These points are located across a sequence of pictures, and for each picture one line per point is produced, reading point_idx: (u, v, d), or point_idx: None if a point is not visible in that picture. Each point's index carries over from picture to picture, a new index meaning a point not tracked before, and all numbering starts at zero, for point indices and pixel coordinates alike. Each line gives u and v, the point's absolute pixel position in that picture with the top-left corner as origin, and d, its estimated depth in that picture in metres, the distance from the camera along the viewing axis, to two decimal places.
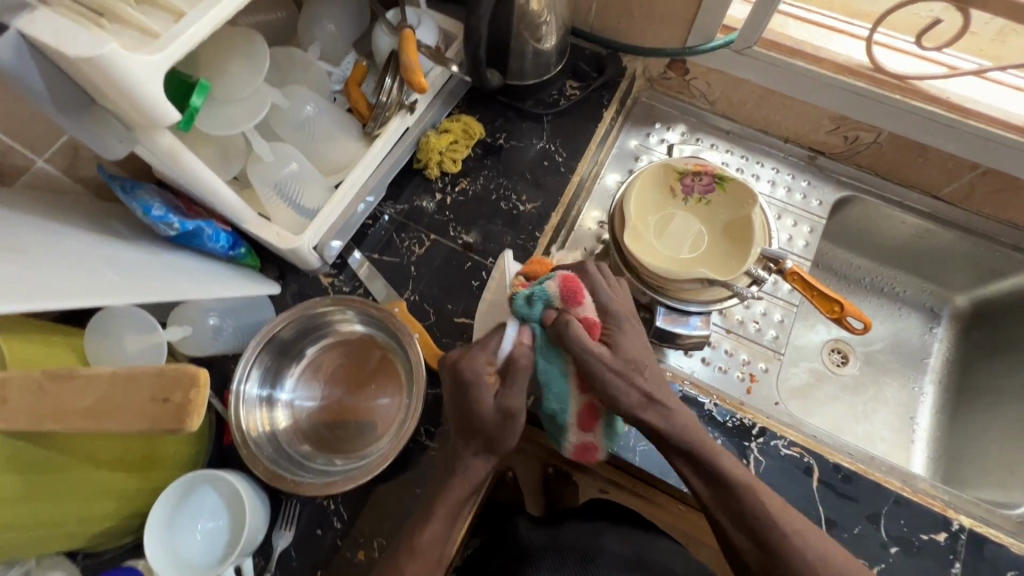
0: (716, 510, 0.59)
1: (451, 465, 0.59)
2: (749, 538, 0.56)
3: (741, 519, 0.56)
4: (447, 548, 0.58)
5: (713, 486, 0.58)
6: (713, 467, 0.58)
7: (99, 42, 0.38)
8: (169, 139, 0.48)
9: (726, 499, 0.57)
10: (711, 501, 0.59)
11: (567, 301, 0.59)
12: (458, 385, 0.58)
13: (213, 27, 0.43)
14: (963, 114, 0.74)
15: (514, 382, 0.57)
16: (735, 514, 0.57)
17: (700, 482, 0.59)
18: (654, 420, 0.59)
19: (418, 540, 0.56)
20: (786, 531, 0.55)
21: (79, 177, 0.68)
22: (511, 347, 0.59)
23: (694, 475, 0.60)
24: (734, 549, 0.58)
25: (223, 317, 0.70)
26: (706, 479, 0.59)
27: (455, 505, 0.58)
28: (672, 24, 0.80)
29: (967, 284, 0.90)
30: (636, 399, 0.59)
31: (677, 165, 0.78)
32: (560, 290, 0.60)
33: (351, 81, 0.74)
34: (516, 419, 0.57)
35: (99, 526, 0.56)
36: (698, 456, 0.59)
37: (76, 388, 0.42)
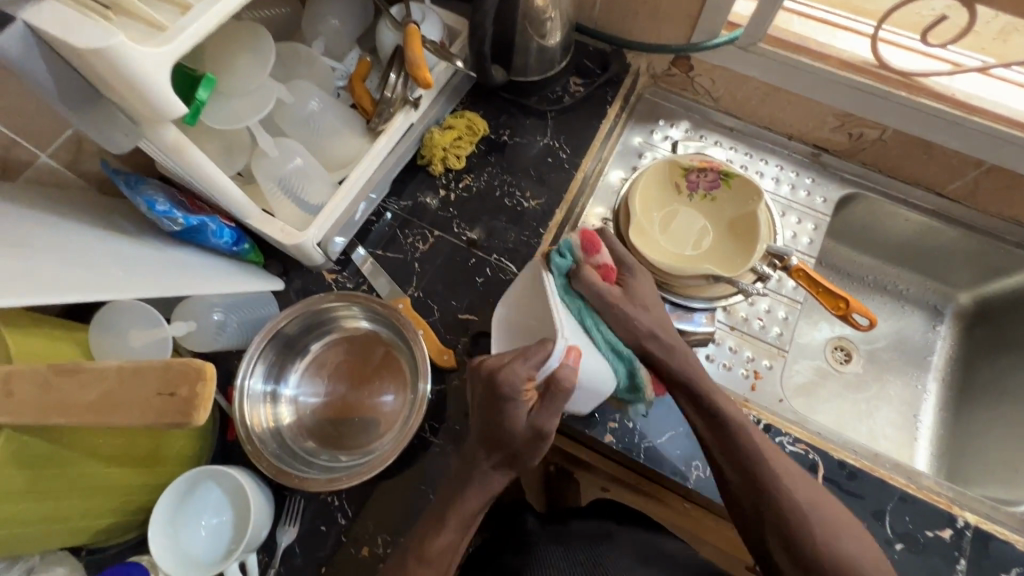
0: (713, 449, 0.59)
1: (469, 476, 0.58)
2: (742, 477, 0.57)
3: (735, 457, 0.57)
4: (456, 558, 0.57)
5: (713, 426, 0.59)
6: (712, 404, 0.59)
7: (106, 34, 0.37)
8: (173, 133, 0.48)
9: (723, 437, 0.58)
10: (709, 439, 0.59)
11: (587, 250, 0.61)
12: (492, 397, 0.54)
13: (220, 19, 0.43)
14: (968, 110, 0.74)
15: (553, 406, 0.55)
16: (730, 453, 0.58)
17: (699, 418, 0.60)
18: (659, 354, 0.61)
19: (427, 550, 0.56)
20: (777, 472, 0.55)
21: (82, 173, 0.67)
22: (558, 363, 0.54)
23: (693, 414, 0.61)
24: (728, 490, 0.58)
25: (227, 313, 0.70)
26: (706, 418, 0.60)
27: (467, 516, 0.57)
28: (677, 20, 0.80)
29: (970, 282, 0.90)
30: (644, 333, 0.60)
31: (683, 162, 0.78)
32: (581, 242, 0.61)
33: (356, 77, 0.73)
34: (544, 440, 0.56)
35: (103, 522, 0.56)
36: (698, 394, 0.60)
37: (83, 383, 0.41)
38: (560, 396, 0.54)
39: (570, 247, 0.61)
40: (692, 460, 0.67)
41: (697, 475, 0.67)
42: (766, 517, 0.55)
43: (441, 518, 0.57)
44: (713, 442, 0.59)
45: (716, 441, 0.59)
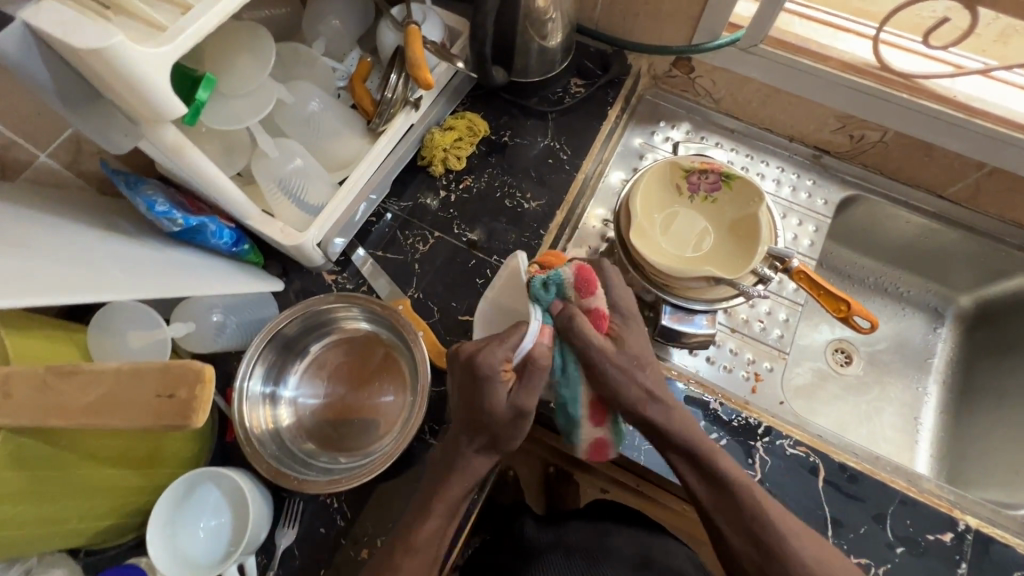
0: (714, 512, 0.60)
1: (452, 458, 0.59)
2: (747, 542, 0.58)
3: (741, 522, 0.58)
4: (442, 547, 0.58)
5: (714, 489, 0.60)
6: (715, 468, 0.59)
7: (106, 33, 0.37)
8: (173, 133, 0.48)
9: (725, 501, 0.59)
10: (709, 503, 0.60)
11: (579, 291, 0.60)
12: (471, 379, 0.57)
13: (220, 19, 0.43)
14: (969, 113, 0.74)
15: (531, 384, 0.57)
16: (733, 515, 0.58)
17: (701, 483, 0.60)
18: (656, 415, 0.60)
19: (413, 540, 0.57)
20: (782, 531, 0.56)
21: (81, 173, 0.67)
22: (532, 342, 0.58)
23: (693, 479, 0.61)
24: (730, 550, 0.59)
25: (227, 314, 0.70)
26: (706, 482, 0.60)
27: (453, 502, 0.58)
28: (678, 22, 0.80)
29: (971, 284, 0.90)
30: (639, 395, 0.60)
31: (684, 163, 0.78)
32: (574, 280, 0.60)
33: (356, 77, 0.73)
34: (525, 419, 0.58)
35: (101, 524, 0.56)
36: (697, 457, 0.60)
37: (81, 384, 0.41)
38: (536, 378, 0.57)
39: (563, 282, 0.60)
40: None
41: None
42: None
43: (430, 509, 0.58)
44: (714, 506, 0.59)
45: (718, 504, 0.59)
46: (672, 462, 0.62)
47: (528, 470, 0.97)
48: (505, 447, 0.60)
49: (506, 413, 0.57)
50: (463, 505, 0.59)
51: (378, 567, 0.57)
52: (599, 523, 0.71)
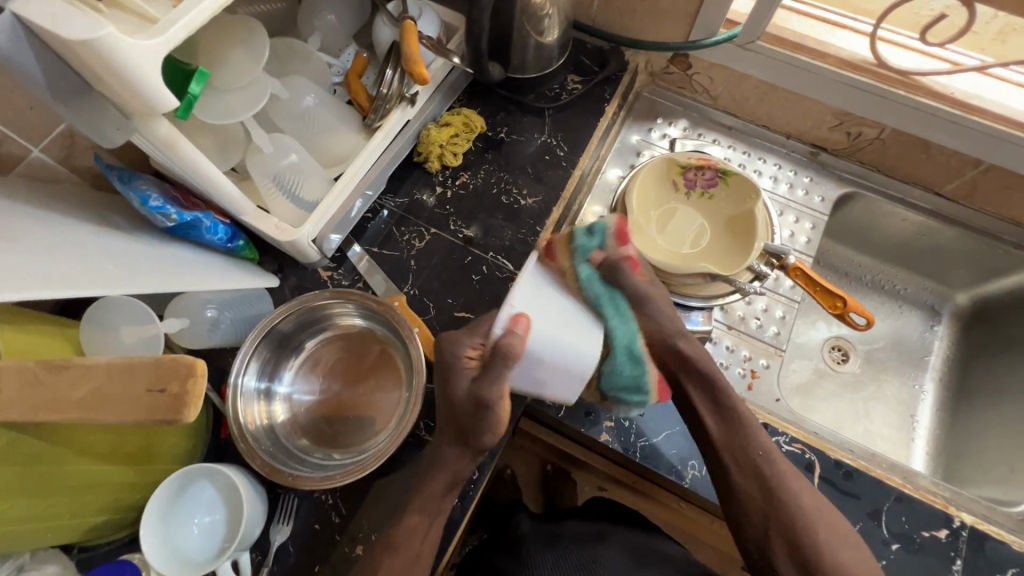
0: (722, 450, 0.62)
1: (435, 459, 0.60)
2: (752, 482, 0.60)
3: (750, 459, 0.61)
4: (428, 543, 0.58)
5: (725, 423, 0.62)
6: (729, 404, 0.63)
7: (95, 24, 0.37)
8: (166, 127, 0.47)
9: (735, 437, 0.62)
10: (720, 440, 0.62)
11: (619, 238, 0.59)
12: (443, 372, 0.58)
13: (212, 12, 0.43)
14: (967, 109, 0.74)
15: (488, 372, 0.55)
16: (740, 455, 0.61)
17: (712, 417, 0.63)
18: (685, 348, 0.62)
19: (395, 537, 0.58)
20: (783, 471, 0.60)
21: (75, 168, 0.67)
22: (502, 329, 0.51)
23: (706, 413, 0.63)
24: (733, 492, 0.61)
25: (221, 311, 0.70)
26: (718, 417, 0.63)
27: (434, 502, 0.59)
28: (675, 18, 0.80)
29: (968, 282, 0.89)
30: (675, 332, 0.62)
31: (680, 159, 0.77)
32: (614, 228, 0.59)
33: (352, 72, 0.73)
34: (493, 410, 0.55)
35: (94, 520, 0.56)
36: (716, 389, 0.63)
37: (71, 379, 0.41)
38: (503, 364, 0.52)
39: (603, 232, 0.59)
40: (687, 459, 0.67)
41: (692, 474, 0.67)
42: (776, 517, 0.58)
43: (413, 509, 0.58)
44: (724, 443, 0.62)
45: (729, 440, 0.62)
46: (689, 396, 0.64)
47: (525, 468, 0.96)
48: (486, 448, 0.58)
49: (475, 403, 0.55)
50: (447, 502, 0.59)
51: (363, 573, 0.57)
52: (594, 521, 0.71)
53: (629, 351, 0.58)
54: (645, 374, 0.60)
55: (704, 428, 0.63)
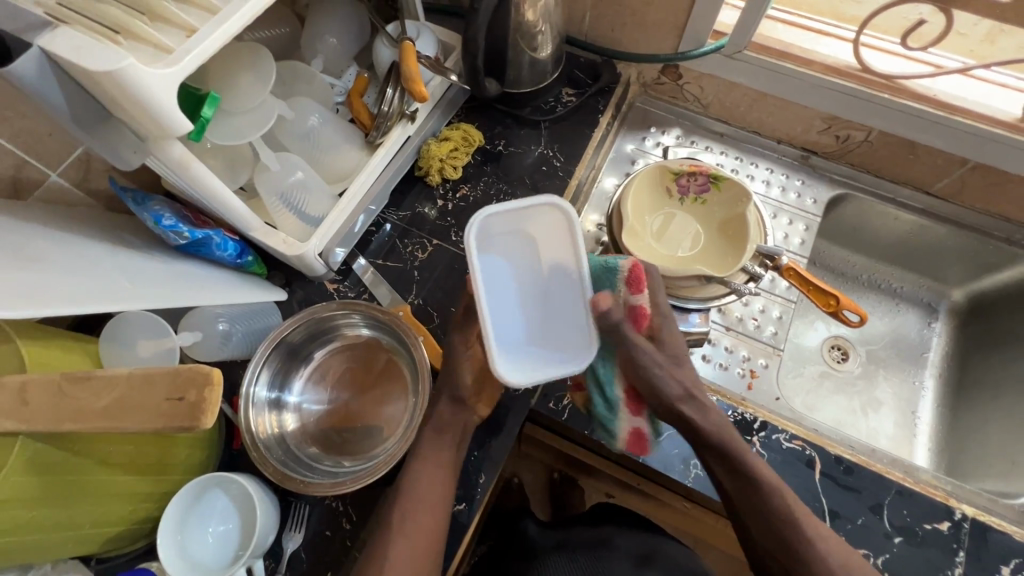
0: (740, 507, 0.60)
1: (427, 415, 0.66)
2: (772, 537, 0.57)
3: (762, 515, 0.58)
4: (436, 488, 0.61)
5: (739, 481, 0.60)
6: (745, 463, 0.59)
7: (116, 56, 0.39)
8: (180, 149, 0.50)
9: (752, 499, 0.59)
10: (737, 498, 0.60)
11: (630, 285, 0.61)
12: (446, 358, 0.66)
13: (224, 41, 0.45)
14: (949, 110, 0.76)
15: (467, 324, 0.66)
16: (759, 510, 0.58)
17: (725, 475, 0.61)
18: (689, 415, 0.62)
19: (405, 484, 0.61)
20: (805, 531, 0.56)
21: (90, 191, 0.70)
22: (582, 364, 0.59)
23: (723, 473, 0.61)
24: (755, 543, 0.59)
25: (232, 323, 0.72)
26: (733, 476, 0.60)
27: (431, 449, 0.63)
28: (664, 31, 0.83)
29: (963, 279, 0.91)
30: (677, 394, 0.62)
31: (673, 167, 0.79)
32: (628, 275, 0.61)
33: (354, 91, 0.77)
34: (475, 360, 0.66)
35: (113, 529, 0.57)
36: (731, 456, 0.60)
37: (94, 390, 0.43)
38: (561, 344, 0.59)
39: (617, 273, 0.61)
40: (690, 459, 0.68)
41: (696, 473, 0.68)
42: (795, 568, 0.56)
43: (419, 462, 0.62)
44: (740, 500, 0.60)
45: (744, 498, 0.59)
46: (708, 463, 0.62)
47: (533, 476, 1.02)
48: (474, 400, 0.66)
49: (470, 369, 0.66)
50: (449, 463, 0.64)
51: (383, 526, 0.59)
52: (602, 526, 0.72)
53: (603, 392, 0.65)
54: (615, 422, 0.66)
55: (723, 488, 0.61)
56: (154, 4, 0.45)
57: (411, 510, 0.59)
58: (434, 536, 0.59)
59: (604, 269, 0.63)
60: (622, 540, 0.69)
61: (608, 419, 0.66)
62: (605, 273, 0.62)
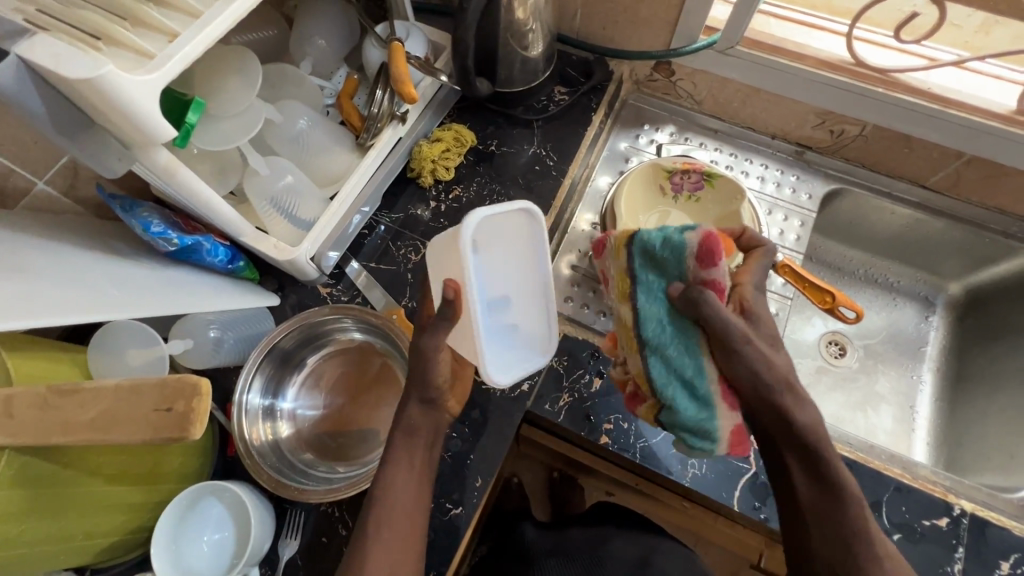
0: (809, 513, 0.53)
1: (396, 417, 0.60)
2: (834, 548, 0.51)
3: (835, 526, 0.51)
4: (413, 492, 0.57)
5: (820, 489, 0.53)
6: (832, 471, 0.52)
7: (95, 63, 0.38)
8: (166, 155, 0.49)
9: (832, 509, 0.52)
10: (808, 503, 0.53)
11: (702, 259, 0.56)
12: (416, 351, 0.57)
13: (207, 45, 0.45)
14: (943, 103, 0.76)
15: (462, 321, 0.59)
16: (825, 520, 0.52)
17: (805, 480, 0.54)
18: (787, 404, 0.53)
19: (378, 489, 0.57)
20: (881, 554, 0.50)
21: (78, 199, 0.69)
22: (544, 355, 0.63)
23: (799, 476, 0.54)
24: (808, 555, 0.52)
25: (224, 329, 0.71)
26: (814, 483, 0.53)
27: (401, 452, 0.58)
28: (656, 27, 0.82)
29: (960, 272, 0.91)
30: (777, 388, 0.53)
31: (666, 164, 0.79)
32: (699, 247, 0.56)
33: (344, 93, 0.76)
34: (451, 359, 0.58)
35: (105, 541, 0.57)
36: (819, 460, 0.53)
37: (81, 402, 0.42)
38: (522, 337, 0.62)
39: (685, 248, 0.57)
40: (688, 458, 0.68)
41: (693, 473, 0.68)
42: None
43: (396, 470, 0.57)
44: (811, 506, 0.53)
45: (820, 507, 0.52)
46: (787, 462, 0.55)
47: (533, 476, 1.02)
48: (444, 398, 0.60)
49: (443, 368, 0.58)
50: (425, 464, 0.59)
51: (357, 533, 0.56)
52: (601, 528, 0.72)
53: (691, 388, 0.57)
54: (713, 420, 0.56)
55: (792, 489, 0.54)
56: (135, 8, 0.44)
57: (386, 520, 0.55)
58: (413, 538, 0.56)
59: (667, 246, 0.58)
60: (620, 541, 0.69)
61: (705, 419, 0.56)
62: (668, 250, 0.58)
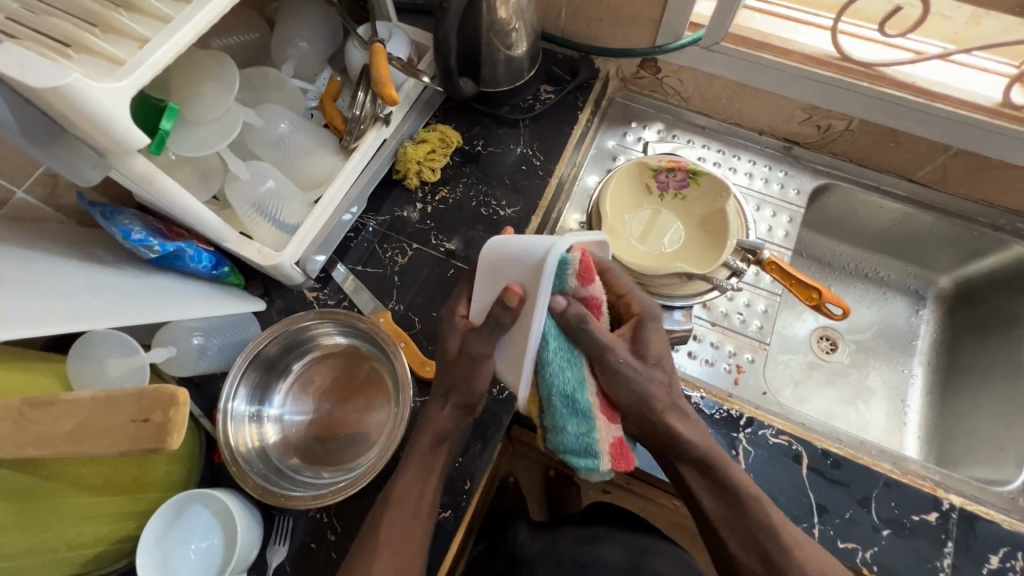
0: (719, 525, 0.58)
1: (421, 420, 0.61)
2: (752, 553, 0.56)
3: (750, 537, 0.56)
4: (426, 500, 0.59)
5: (718, 496, 0.58)
6: (726, 478, 0.58)
7: (61, 71, 0.38)
8: (142, 162, 0.49)
9: (736, 516, 0.57)
10: (716, 515, 0.58)
11: (582, 278, 0.52)
12: (464, 357, 0.57)
13: (178, 51, 0.44)
14: (930, 97, 0.75)
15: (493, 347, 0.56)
16: (738, 527, 0.57)
17: (704, 492, 0.59)
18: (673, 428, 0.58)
19: (394, 494, 0.58)
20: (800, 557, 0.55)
21: (59, 207, 0.68)
22: None
23: (699, 487, 0.59)
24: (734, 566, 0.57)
25: (208, 336, 0.70)
26: (714, 492, 0.58)
27: (422, 459, 0.60)
28: (641, 24, 0.82)
29: (949, 265, 0.91)
30: (664, 406, 0.58)
31: (651, 163, 0.79)
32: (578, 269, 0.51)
33: (326, 95, 0.75)
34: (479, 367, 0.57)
35: (91, 551, 0.56)
36: (711, 468, 0.58)
37: (56, 414, 0.42)
38: None
39: (568, 268, 0.50)
40: None
41: None
42: None
43: (413, 473, 0.59)
44: (722, 520, 0.58)
45: (727, 518, 0.57)
46: (684, 476, 0.60)
47: (528, 475, 1.02)
48: (477, 404, 0.61)
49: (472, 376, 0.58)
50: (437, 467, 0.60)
51: (366, 536, 0.57)
52: (592, 528, 0.72)
53: (572, 405, 0.55)
54: (593, 433, 0.55)
55: (698, 503, 0.59)
56: (105, 15, 0.43)
57: (396, 528, 0.57)
58: (419, 548, 0.57)
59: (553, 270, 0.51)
60: (611, 541, 0.69)
61: (585, 432, 0.55)
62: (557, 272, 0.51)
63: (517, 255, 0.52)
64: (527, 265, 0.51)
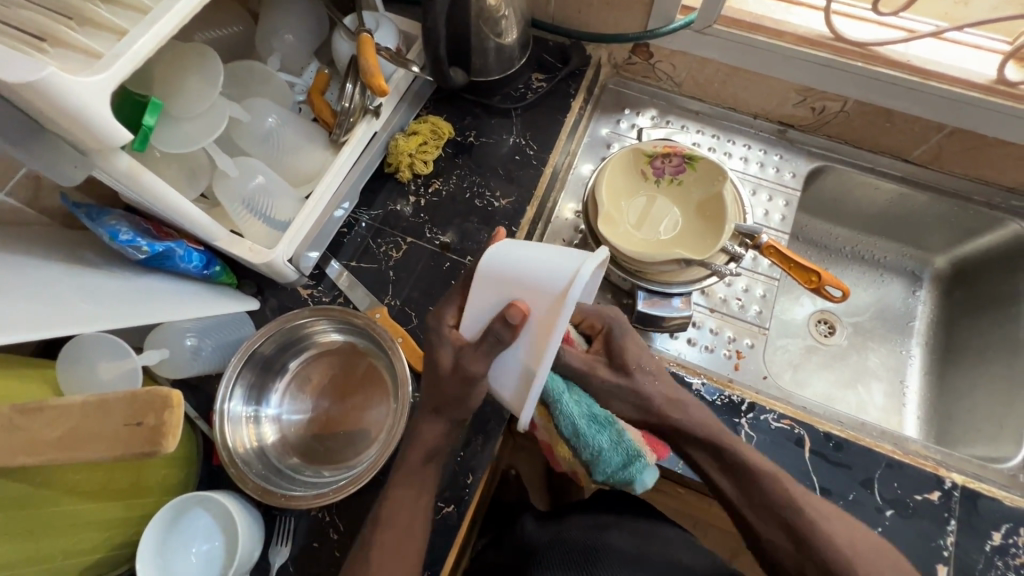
0: (747, 509, 0.58)
1: (411, 434, 0.60)
2: (783, 533, 0.56)
3: (775, 517, 0.56)
4: (420, 506, 0.59)
5: (736, 479, 0.58)
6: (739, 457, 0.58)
7: (36, 66, 0.36)
8: (127, 159, 0.47)
9: (757, 496, 0.57)
10: (740, 499, 0.58)
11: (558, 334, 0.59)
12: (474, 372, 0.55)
13: (157, 44, 0.43)
14: (925, 76, 0.75)
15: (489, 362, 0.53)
16: (759, 506, 0.56)
17: (724, 477, 0.59)
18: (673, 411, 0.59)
19: (384, 513, 0.58)
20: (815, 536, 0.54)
21: (43, 209, 0.67)
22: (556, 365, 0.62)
23: (718, 472, 0.59)
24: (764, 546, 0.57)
25: (201, 337, 0.69)
26: (733, 476, 0.58)
27: (412, 475, 0.59)
28: (633, 9, 0.80)
29: (944, 245, 0.91)
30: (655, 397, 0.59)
31: (647, 148, 0.78)
32: None
33: (315, 90, 0.73)
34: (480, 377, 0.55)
35: (90, 557, 0.56)
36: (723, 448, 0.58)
37: (47, 420, 0.41)
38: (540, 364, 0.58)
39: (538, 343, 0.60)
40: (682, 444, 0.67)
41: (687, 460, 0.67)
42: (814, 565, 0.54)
43: (400, 485, 0.59)
44: (746, 502, 0.57)
45: (750, 499, 0.57)
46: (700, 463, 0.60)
47: (529, 467, 1.01)
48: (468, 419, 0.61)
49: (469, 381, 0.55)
50: (427, 476, 0.60)
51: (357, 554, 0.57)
52: (596, 517, 0.71)
53: (596, 423, 0.59)
54: (625, 437, 0.60)
55: (720, 490, 0.59)
56: (81, 7, 0.42)
57: (392, 538, 0.56)
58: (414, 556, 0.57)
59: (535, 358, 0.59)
60: (615, 529, 0.68)
61: (619, 438, 0.59)
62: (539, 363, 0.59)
63: (533, 279, 0.49)
64: (542, 290, 0.49)
